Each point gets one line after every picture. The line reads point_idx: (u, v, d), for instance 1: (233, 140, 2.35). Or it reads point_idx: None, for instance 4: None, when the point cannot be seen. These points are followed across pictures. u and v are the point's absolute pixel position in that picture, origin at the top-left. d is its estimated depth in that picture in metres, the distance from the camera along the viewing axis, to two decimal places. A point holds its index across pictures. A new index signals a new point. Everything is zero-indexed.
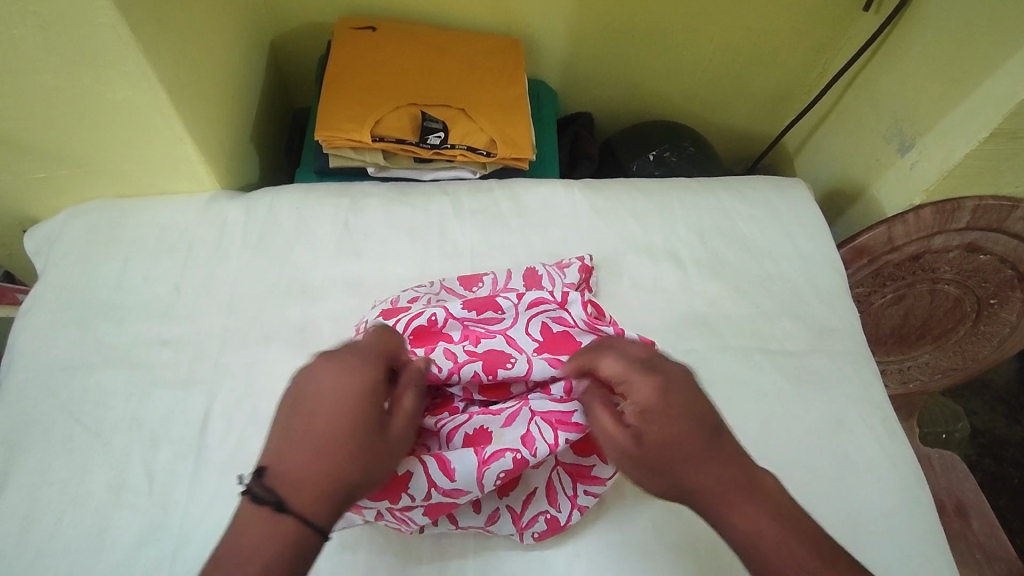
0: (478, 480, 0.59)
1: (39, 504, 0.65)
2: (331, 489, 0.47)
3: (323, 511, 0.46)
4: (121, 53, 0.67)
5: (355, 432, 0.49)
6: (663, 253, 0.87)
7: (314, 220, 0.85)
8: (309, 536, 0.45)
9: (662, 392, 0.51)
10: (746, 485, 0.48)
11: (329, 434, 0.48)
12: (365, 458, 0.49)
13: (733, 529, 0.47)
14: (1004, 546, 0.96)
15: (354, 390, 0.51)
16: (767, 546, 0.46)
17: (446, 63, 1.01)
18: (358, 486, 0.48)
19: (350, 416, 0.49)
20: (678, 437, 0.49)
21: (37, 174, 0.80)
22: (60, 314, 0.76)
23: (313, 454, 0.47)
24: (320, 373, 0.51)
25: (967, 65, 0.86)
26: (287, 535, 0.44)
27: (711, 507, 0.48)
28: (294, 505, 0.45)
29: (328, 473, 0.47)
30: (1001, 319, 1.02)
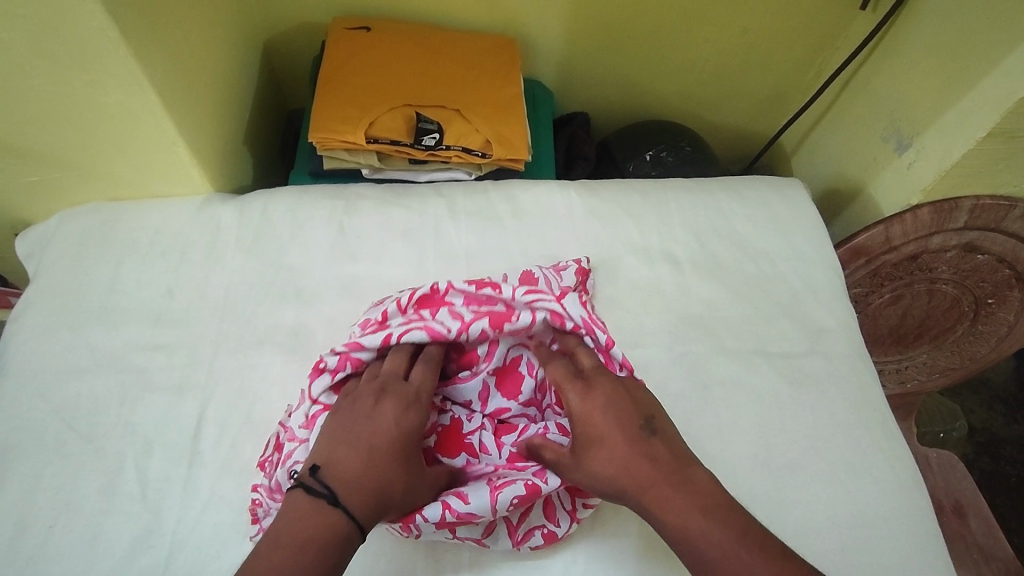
0: (492, 503, 0.58)
1: (31, 512, 0.64)
2: (379, 494, 0.53)
3: (370, 513, 0.52)
4: (111, 56, 0.66)
5: (404, 453, 0.55)
6: (659, 255, 0.87)
7: (309, 222, 0.84)
8: (353, 536, 0.50)
9: (591, 400, 0.56)
10: (675, 481, 0.52)
11: (383, 449, 0.54)
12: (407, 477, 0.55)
13: (666, 527, 0.51)
14: (1002, 546, 0.96)
15: (409, 416, 0.57)
16: (697, 541, 0.49)
17: (441, 63, 1.00)
18: (396, 501, 0.54)
19: (403, 437, 0.56)
20: (609, 443, 0.54)
21: (29, 178, 0.79)
22: (52, 318, 0.76)
23: (368, 464, 0.53)
24: (386, 396, 0.58)
25: (965, 64, 0.86)
26: (337, 530, 0.50)
27: (645, 509, 0.52)
28: (347, 502, 0.51)
29: (379, 483, 0.53)
30: (998, 318, 1.01)
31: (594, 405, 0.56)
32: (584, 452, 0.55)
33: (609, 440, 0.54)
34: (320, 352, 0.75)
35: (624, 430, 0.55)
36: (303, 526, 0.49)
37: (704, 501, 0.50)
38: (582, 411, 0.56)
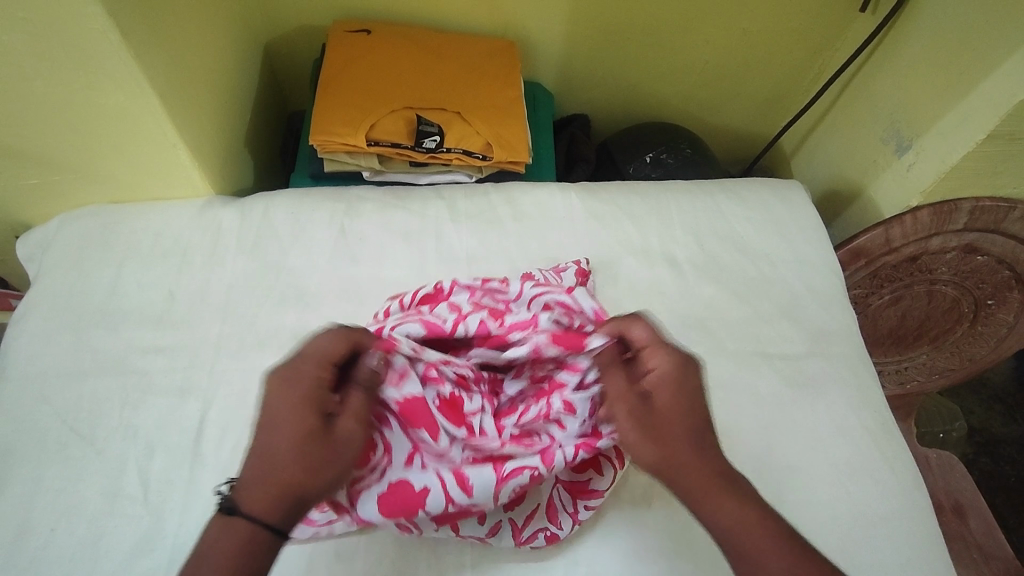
0: (495, 497, 0.58)
1: (34, 514, 0.64)
2: (281, 490, 0.48)
3: (276, 512, 0.47)
4: (113, 59, 0.66)
5: (298, 435, 0.49)
6: (660, 257, 0.87)
7: (311, 225, 0.84)
8: (262, 540, 0.46)
9: (677, 372, 0.55)
10: (729, 478, 0.50)
11: (273, 441, 0.49)
12: (311, 459, 0.49)
13: (711, 518, 0.49)
14: (1002, 546, 0.96)
15: (297, 392, 0.51)
16: (742, 539, 0.48)
17: (441, 66, 1.01)
18: (307, 490, 0.48)
19: (293, 419, 0.50)
20: (678, 420, 0.53)
21: (30, 181, 0.79)
22: (53, 321, 0.76)
23: (260, 463, 0.48)
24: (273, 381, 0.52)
25: (962, 67, 0.86)
26: (239, 543, 0.46)
27: (694, 494, 0.50)
28: (244, 509, 0.47)
29: (277, 478, 0.48)
30: (998, 319, 1.02)
31: (677, 380, 0.55)
32: (651, 417, 0.53)
33: (681, 420, 0.53)
34: None
35: (694, 413, 0.53)
36: (206, 553, 0.46)
37: (761, 503, 0.50)
38: (663, 385, 0.54)
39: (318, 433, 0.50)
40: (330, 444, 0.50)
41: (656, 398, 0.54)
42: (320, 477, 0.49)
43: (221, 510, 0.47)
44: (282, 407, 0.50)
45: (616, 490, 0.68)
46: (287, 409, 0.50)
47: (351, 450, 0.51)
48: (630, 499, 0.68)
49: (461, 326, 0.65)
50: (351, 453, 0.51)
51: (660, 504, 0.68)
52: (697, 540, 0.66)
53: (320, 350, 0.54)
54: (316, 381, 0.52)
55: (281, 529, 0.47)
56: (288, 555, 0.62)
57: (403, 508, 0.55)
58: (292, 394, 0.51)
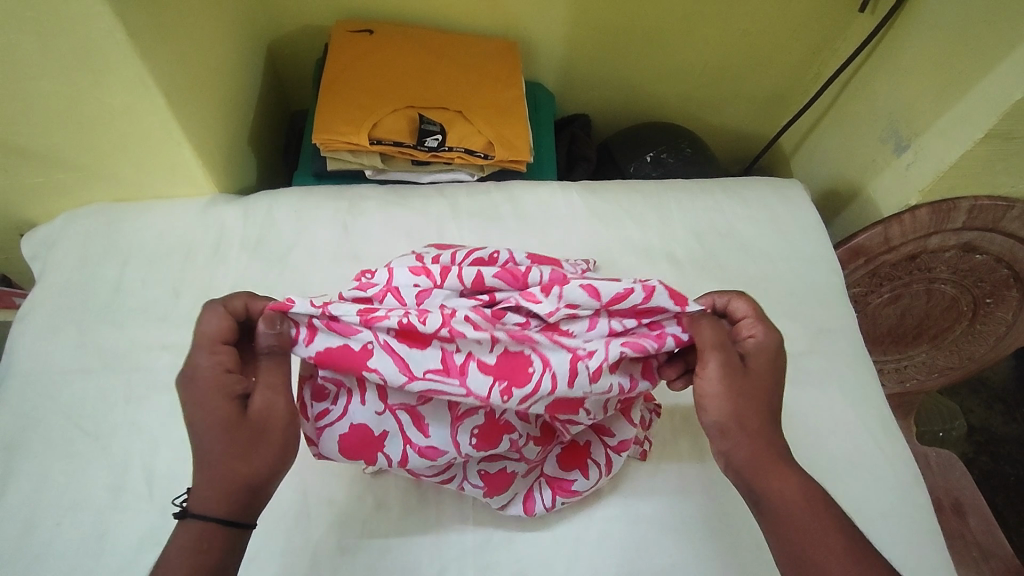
0: (455, 442, 0.58)
1: (39, 508, 0.65)
2: (221, 484, 0.48)
3: (224, 504, 0.48)
4: (120, 59, 0.67)
5: (216, 428, 0.48)
6: (661, 255, 0.87)
7: (313, 223, 0.85)
8: (221, 533, 0.48)
9: (775, 354, 0.56)
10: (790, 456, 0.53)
11: (196, 441, 0.48)
12: (239, 445, 0.48)
13: (768, 483, 0.52)
14: (1001, 544, 0.96)
15: (201, 386, 0.49)
16: (793, 508, 0.51)
17: (443, 65, 1.01)
18: (246, 475, 0.48)
19: (207, 415, 0.49)
20: (763, 391, 0.54)
21: (35, 179, 0.80)
22: (58, 318, 0.76)
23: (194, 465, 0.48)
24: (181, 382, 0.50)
25: (959, 68, 0.87)
26: (195, 541, 0.47)
27: (758, 457, 0.52)
28: (193, 510, 0.47)
29: (214, 475, 0.48)
30: (997, 318, 1.02)
31: (773, 358, 0.56)
32: (742, 379, 0.54)
33: (767, 392, 0.54)
34: None
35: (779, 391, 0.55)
36: (166, 562, 0.47)
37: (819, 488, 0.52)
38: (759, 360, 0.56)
39: (239, 419, 0.49)
40: (252, 425, 0.49)
41: (750, 366, 0.55)
42: (256, 461, 0.49)
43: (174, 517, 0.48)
44: (193, 405, 0.49)
45: (617, 485, 0.68)
46: (197, 405, 0.49)
47: (277, 423, 0.50)
48: (631, 494, 0.68)
49: (535, 272, 0.59)
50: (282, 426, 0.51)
51: (661, 500, 0.68)
52: (697, 535, 0.66)
53: (208, 339, 0.51)
54: (217, 369, 0.50)
55: (235, 519, 0.48)
56: (291, 549, 0.63)
57: (363, 455, 0.58)
58: (194, 391, 0.49)
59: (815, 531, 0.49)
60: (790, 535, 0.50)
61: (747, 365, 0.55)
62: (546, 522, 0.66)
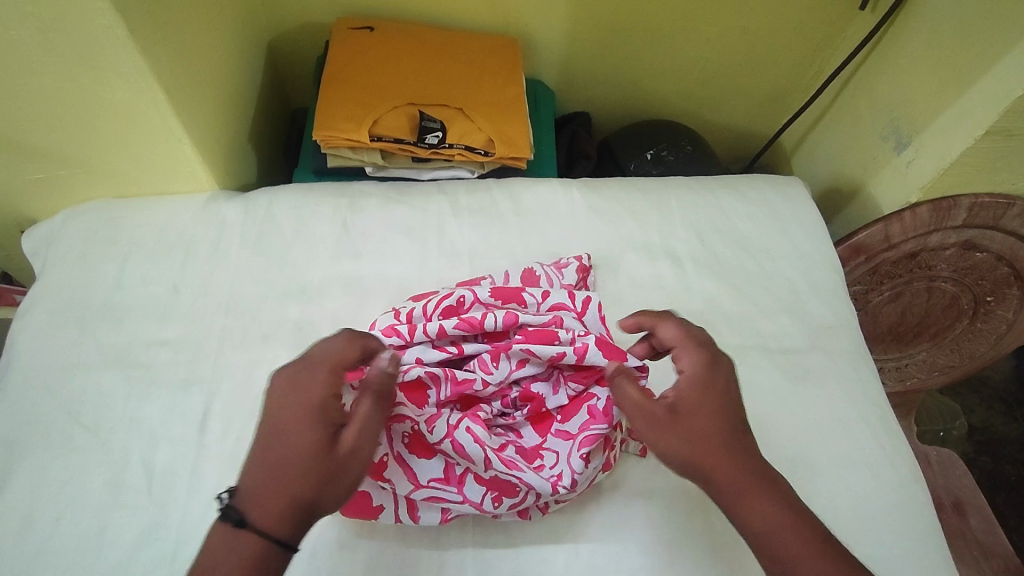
0: (444, 519, 0.62)
1: (39, 504, 0.65)
2: (289, 503, 0.48)
3: (284, 524, 0.48)
4: (120, 55, 0.67)
5: (304, 447, 0.49)
6: (661, 252, 0.87)
7: (313, 220, 0.85)
8: (271, 553, 0.47)
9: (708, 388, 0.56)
10: (762, 480, 0.53)
11: (281, 452, 0.49)
12: (318, 474, 0.49)
13: (747, 513, 0.52)
14: (1002, 543, 0.96)
15: (302, 401, 0.51)
16: (774, 537, 0.51)
17: (444, 62, 1.01)
18: (316, 502, 0.49)
19: (300, 429, 0.50)
20: (706, 424, 0.55)
21: (36, 175, 0.80)
22: (58, 314, 0.76)
23: (267, 474, 0.49)
24: (281, 390, 0.52)
25: (961, 64, 0.87)
26: (248, 554, 0.47)
27: (733, 495, 0.53)
28: (253, 520, 0.48)
29: (285, 490, 0.48)
30: (998, 316, 1.02)
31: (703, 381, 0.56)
32: (675, 429, 0.54)
33: (714, 422, 0.55)
34: None
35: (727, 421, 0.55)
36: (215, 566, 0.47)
37: (788, 496, 0.53)
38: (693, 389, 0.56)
39: (328, 448, 0.50)
40: (337, 459, 0.50)
41: (681, 410, 0.55)
42: (327, 492, 0.49)
43: (230, 521, 0.47)
44: (289, 419, 0.50)
45: (617, 483, 0.68)
46: (292, 421, 0.50)
47: (357, 465, 0.51)
48: (630, 491, 0.68)
49: (491, 318, 0.66)
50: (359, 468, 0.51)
51: (661, 497, 0.68)
52: (697, 532, 0.66)
53: (322, 360, 0.53)
54: (326, 392, 0.52)
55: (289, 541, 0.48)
56: None
57: (364, 513, 0.61)
58: (296, 407, 0.51)
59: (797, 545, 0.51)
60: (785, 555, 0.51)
61: (678, 412, 0.55)
62: (547, 520, 0.66)
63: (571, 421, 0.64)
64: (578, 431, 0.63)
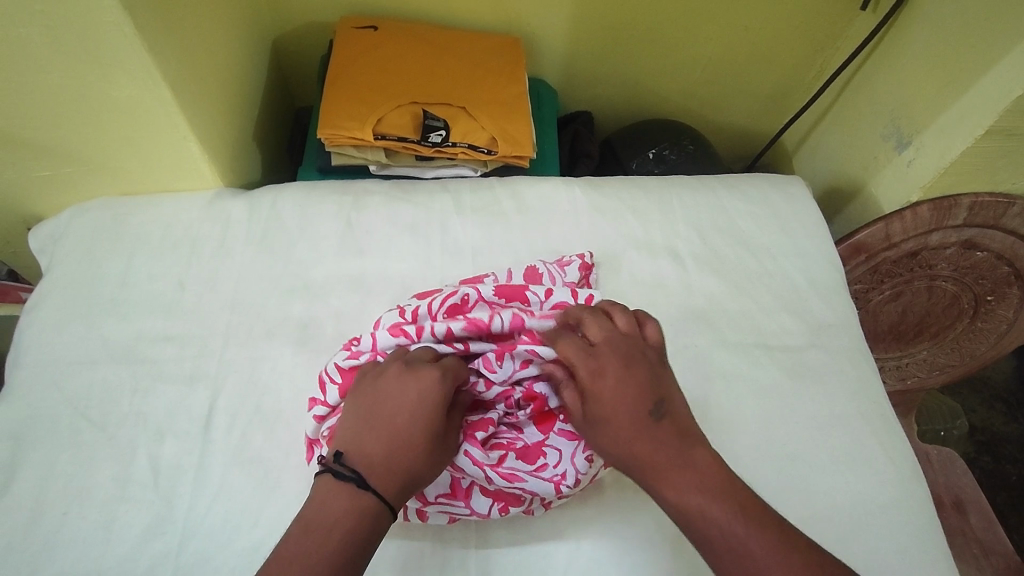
0: (451, 521, 0.64)
1: (47, 498, 0.65)
2: (407, 477, 0.53)
3: (397, 495, 0.52)
4: (128, 53, 0.67)
5: (432, 430, 0.55)
6: (662, 250, 0.88)
7: (317, 217, 0.85)
8: (383, 518, 0.51)
9: (599, 391, 0.56)
10: (676, 461, 0.52)
11: (409, 426, 0.54)
12: (437, 457, 0.55)
13: (665, 499, 0.52)
14: (1001, 540, 0.96)
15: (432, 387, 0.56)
16: (693, 514, 0.50)
17: (447, 61, 1.02)
18: (425, 482, 0.54)
19: (431, 412, 0.55)
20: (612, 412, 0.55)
21: (43, 172, 0.81)
22: (65, 310, 0.77)
23: (395, 446, 0.53)
24: (406, 376, 0.57)
25: (961, 64, 0.87)
26: (364, 515, 0.50)
27: (647, 481, 0.53)
28: (374, 484, 0.51)
29: (409, 464, 0.53)
30: (998, 315, 1.03)
31: (599, 370, 0.57)
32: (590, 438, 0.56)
33: (618, 409, 0.55)
34: (329, 344, 0.76)
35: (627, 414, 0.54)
36: (330, 522, 0.49)
37: (705, 476, 0.52)
38: (592, 382, 0.56)
39: (445, 437, 0.57)
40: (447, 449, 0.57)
41: (588, 419, 0.56)
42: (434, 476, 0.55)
43: (354, 481, 0.51)
44: (419, 403, 0.55)
45: (619, 479, 0.69)
46: (422, 405, 0.55)
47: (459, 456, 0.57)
48: (633, 486, 0.68)
49: (497, 319, 0.66)
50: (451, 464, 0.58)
51: None
52: None
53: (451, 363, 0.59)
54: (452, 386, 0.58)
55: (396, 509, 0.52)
56: None
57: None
58: (427, 396, 0.56)
59: (714, 528, 0.50)
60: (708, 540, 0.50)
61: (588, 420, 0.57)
62: (550, 516, 0.66)
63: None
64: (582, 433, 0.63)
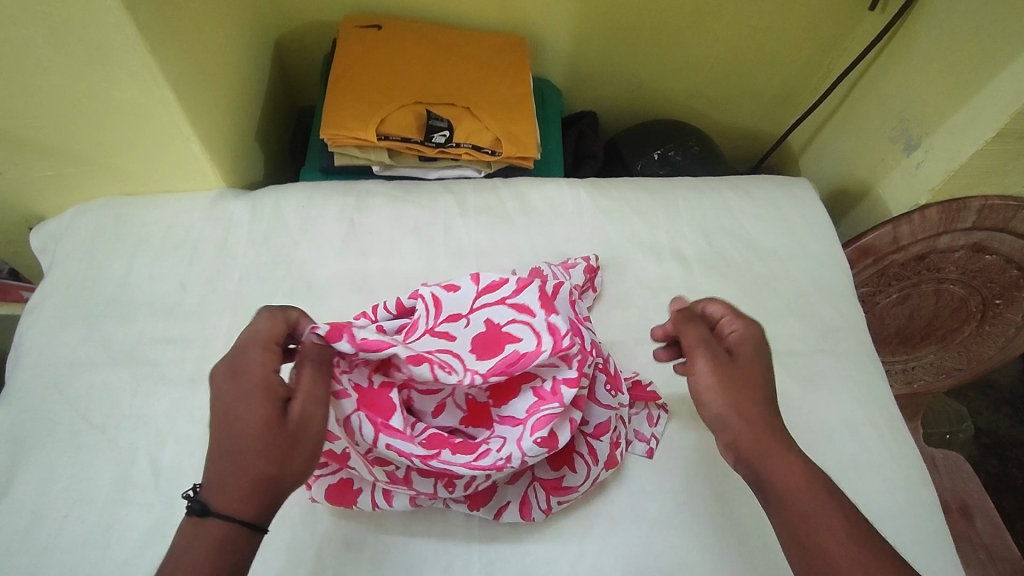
0: (414, 503, 0.63)
1: (47, 501, 0.65)
2: (255, 486, 0.47)
3: (251, 507, 0.47)
4: (131, 54, 0.67)
5: (260, 426, 0.48)
6: (668, 253, 0.87)
7: (320, 218, 0.85)
8: (242, 535, 0.46)
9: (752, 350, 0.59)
10: (787, 442, 0.53)
11: (236, 432, 0.48)
12: (276, 449, 0.48)
13: (774, 466, 0.51)
14: (1009, 547, 0.95)
15: (249, 381, 0.50)
16: (794, 489, 0.50)
17: (452, 61, 1.01)
18: (281, 481, 0.48)
19: (255, 410, 0.49)
20: (758, 381, 0.56)
21: (45, 172, 0.80)
22: (66, 311, 0.76)
23: (228, 459, 0.47)
24: (222, 376, 0.51)
25: (972, 66, 0.87)
26: (218, 542, 0.45)
27: (759, 444, 0.53)
28: (217, 508, 0.46)
29: (251, 475, 0.47)
30: (1006, 319, 1.01)
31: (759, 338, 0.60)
32: (731, 370, 0.57)
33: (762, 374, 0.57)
34: None
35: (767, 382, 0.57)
36: (187, 560, 0.45)
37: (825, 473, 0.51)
38: (749, 352, 0.58)
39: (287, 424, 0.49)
40: (296, 433, 0.50)
41: (737, 357, 0.58)
42: (294, 469, 0.49)
43: (193, 513, 0.46)
44: (241, 401, 0.49)
45: (623, 484, 0.68)
46: (243, 402, 0.49)
47: (312, 434, 0.51)
48: (637, 492, 0.68)
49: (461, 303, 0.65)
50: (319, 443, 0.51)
51: (668, 499, 0.68)
52: (704, 534, 0.66)
53: (255, 338, 0.53)
54: (265, 367, 0.52)
55: (259, 524, 0.47)
56: (298, 543, 0.62)
57: (343, 499, 0.62)
58: (244, 390, 0.50)
59: (817, 511, 0.48)
60: (798, 517, 0.48)
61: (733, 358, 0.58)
62: (553, 521, 0.65)
63: (516, 406, 0.62)
64: (527, 415, 0.60)
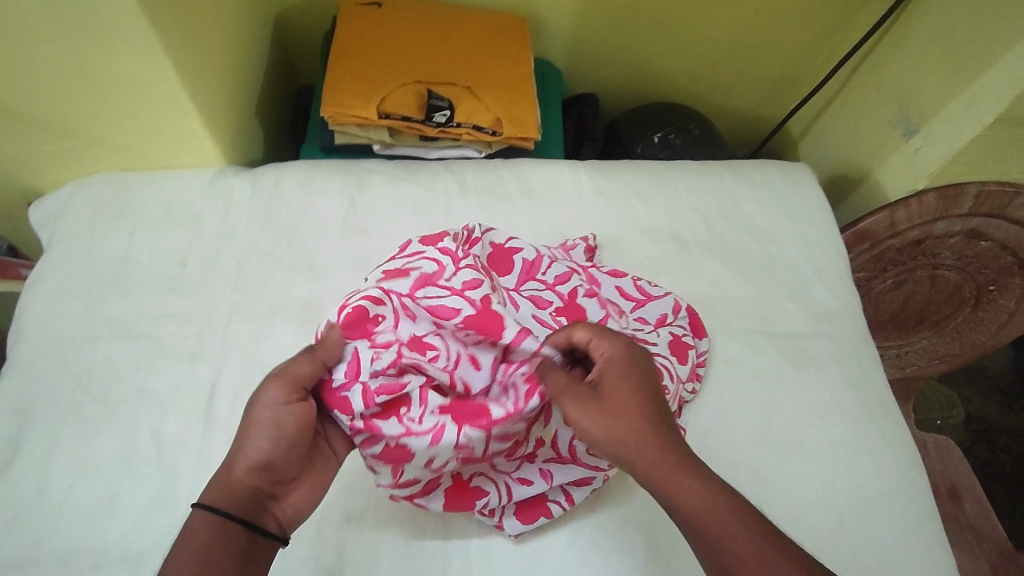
0: (581, 481, 0.65)
1: (51, 472, 0.65)
2: (229, 473, 0.52)
3: (223, 498, 0.51)
4: (129, 27, 0.66)
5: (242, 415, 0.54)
6: (666, 235, 0.88)
7: (320, 196, 0.85)
8: (217, 523, 0.50)
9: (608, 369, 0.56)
10: (681, 460, 0.51)
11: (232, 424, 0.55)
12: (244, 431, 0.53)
13: (675, 495, 0.49)
14: (995, 527, 0.97)
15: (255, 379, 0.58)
16: (698, 510, 0.48)
17: (452, 40, 1.01)
18: (248, 461, 0.52)
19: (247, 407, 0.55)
20: (631, 404, 0.53)
21: (43, 147, 0.80)
22: (66, 285, 0.77)
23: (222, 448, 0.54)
24: None
25: (972, 52, 0.87)
26: (199, 531, 0.50)
27: (653, 471, 0.50)
28: (203, 498, 0.52)
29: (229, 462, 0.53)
30: (1000, 305, 1.02)
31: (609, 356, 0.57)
32: (601, 406, 0.54)
33: (633, 397, 0.54)
34: None
35: (646, 401, 0.54)
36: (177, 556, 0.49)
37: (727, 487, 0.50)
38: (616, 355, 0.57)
39: (247, 415, 0.53)
40: (262, 416, 0.53)
41: (602, 390, 0.55)
42: (260, 456, 0.52)
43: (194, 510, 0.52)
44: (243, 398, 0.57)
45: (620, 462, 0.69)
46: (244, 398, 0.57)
47: (275, 416, 0.53)
48: None
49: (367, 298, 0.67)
50: (278, 418, 0.53)
51: None
52: None
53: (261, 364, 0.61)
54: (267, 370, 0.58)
55: (230, 514, 0.51)
56: None
57: (535, 511, 0.64)
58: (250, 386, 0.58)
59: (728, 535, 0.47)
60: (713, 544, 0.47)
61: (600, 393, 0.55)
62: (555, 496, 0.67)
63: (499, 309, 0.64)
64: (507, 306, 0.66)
